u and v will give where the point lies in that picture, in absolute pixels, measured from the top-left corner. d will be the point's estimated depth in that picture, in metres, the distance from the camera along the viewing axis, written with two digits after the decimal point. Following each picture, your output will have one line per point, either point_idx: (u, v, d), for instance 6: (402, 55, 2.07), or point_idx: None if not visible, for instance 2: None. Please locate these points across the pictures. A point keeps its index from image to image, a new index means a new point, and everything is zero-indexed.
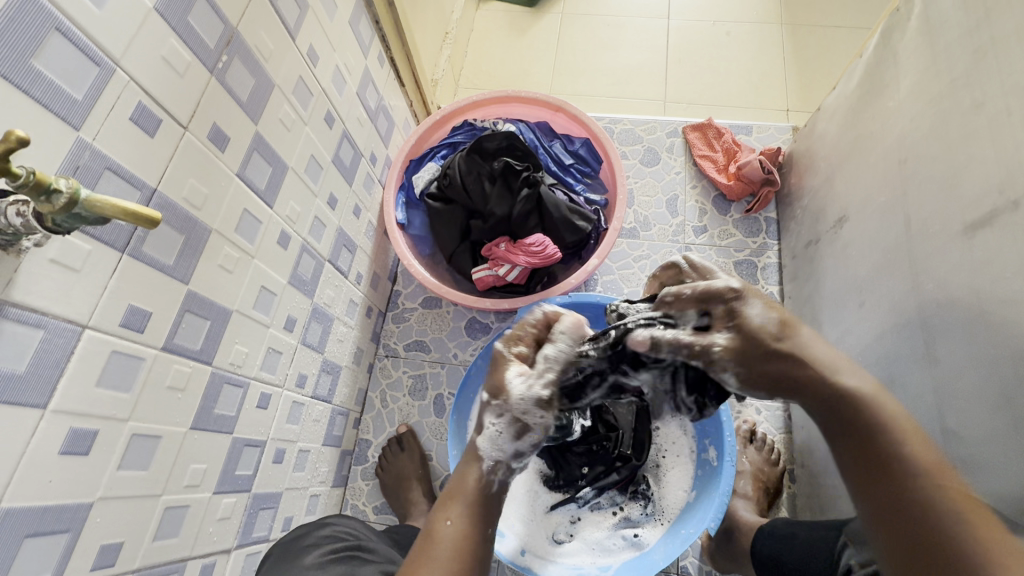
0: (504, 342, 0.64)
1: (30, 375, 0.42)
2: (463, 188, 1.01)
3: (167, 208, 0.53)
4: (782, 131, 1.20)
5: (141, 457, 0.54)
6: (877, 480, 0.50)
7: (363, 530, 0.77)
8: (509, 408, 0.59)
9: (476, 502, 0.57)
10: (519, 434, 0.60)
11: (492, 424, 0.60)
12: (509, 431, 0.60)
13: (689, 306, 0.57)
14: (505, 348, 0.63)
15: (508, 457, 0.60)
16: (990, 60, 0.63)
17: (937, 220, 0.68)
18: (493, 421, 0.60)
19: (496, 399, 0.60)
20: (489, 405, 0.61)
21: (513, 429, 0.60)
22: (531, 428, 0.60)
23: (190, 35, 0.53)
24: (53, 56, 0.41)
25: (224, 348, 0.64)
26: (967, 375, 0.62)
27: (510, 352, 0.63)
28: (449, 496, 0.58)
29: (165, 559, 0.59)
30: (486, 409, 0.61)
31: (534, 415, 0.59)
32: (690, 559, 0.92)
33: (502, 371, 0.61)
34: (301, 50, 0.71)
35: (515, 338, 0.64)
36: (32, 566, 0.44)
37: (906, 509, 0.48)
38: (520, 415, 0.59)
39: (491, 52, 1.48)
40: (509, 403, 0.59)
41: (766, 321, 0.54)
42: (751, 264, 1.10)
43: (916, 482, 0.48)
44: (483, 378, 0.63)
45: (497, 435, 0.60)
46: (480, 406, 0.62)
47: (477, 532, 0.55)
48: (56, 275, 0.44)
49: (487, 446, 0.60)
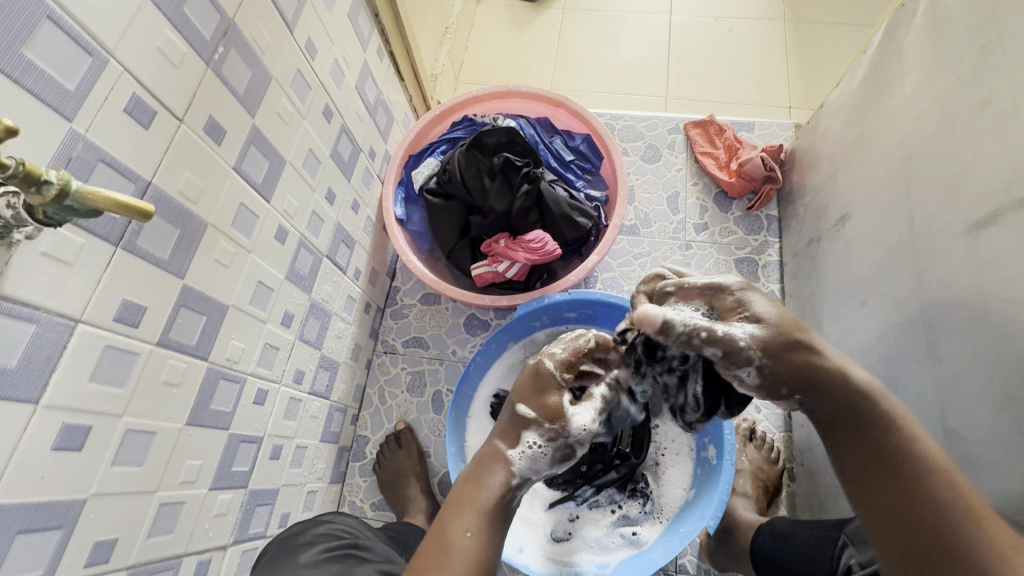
0: (555, 363, 0.61)
1: (22, 370, 0.42)
2: (462, 183, 1.00)
3: (161, 202, 0.52)
4: (784, 128, 1.20)
5: (136, 453, 0.53)
6: (891, 479, 0.50)
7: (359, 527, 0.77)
8: (564, 434, 0.60)
9: (494, 510, 0.56)
10: (561, 458, 0.61)
11: (541, 447, 0.59)
12: (553, 454, 0.60)
13: (694, 296, 0.60)
14: (558, 373, 0.61)
15: (536, 473, 0.61)
16: (997, 57, 0.62)
17: (941, 218, 0.67)
18: (536, 441, 0.59)
19: (553, 424, 0.59)
20: (538, 426, 0.59)
21: (558, 454, 0.61)
22: (571, 453, 0.62)
23: (185, 26, 0.52)
24: (45, 45, 0.41)
25: (220, 343, 0.64)
26: (970, 374, 0.62)
27: (562, 378, 0.61)
28: (471, 501, 0.56)
29: (160, 556, 0.58)
30: (530, 427, 0.59)
31: (579, 442, 0.61)
32: (688, 557, 0.92)
33: (558, 400, 0.60)
34: (299, 43, 0.70)
35: (567, 363, 0.62)
36: (25, 562, 0.44)
37: (918, 511, 0.47)
38: (568, 441, 0.60)
39: (492, 46, 1.46)
40: (565, 430, 0.60)
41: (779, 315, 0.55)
42: (752, 262, 1.10)
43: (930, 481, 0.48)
44: (528, 395, 0.61)
45: (536, 456, 0.59)
46: (521, 421, 0.60)
47: (496, 544, 0.54)
48: (49, 269, 0.43)
49: (526, 465, 0.59)
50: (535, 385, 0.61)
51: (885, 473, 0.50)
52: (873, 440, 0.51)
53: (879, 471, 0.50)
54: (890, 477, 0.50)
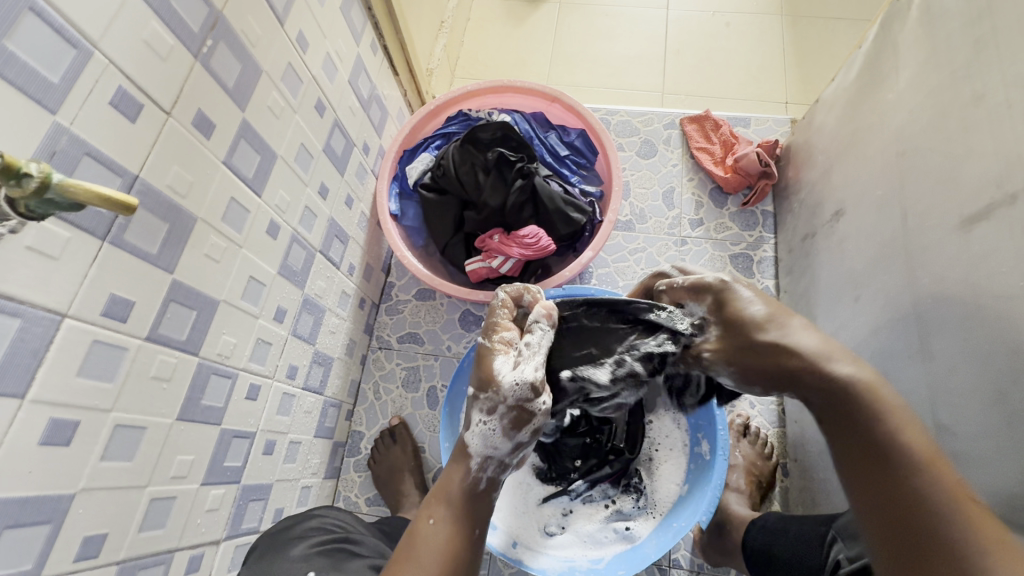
0: (485, 336, 0.61)
1: (7, 365, 0.42)
2: (457, 179, 0.99)
3: (150, 196, 0.52)
4: (780, 124, 1.19)
5: (125, 448, 0.53)
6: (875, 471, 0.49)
7: (351, 522, 0.77)
8: (500, 395, 0.57)
9: (457, 497, 0.57)
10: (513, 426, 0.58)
11: (486, 419, 0.58)
12: (501, 424, 0.58)
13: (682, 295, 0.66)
14: (487, 340, 0.61)
15: (499, 455, 0.59)
16: (991, 51, 0.61)
17: (934, 213, 0.67)
18: (481, 418, 0.59)
19: (489, 391, 0.58)
20: (479, 400, 0.59)
21: (507, 421, 0.58)
22: (528, 417, 0.58)
23: (172, 18, 0.51)
24: (27, 37, 0.40)
25: (211, 339, 0.64)
26: (962, 370, 0.62)
27: (495, 344, 0.60)
28: (440, 492, 0.57)
29: (150, 551, 0.58)
30: (474, 404, 0.59)
31: (525, 401, 0.57)
32: (681, 552, 0.92)
33: (489, 363, 0.59)
34: (290, 37, 0.69)
35: (494, 328, 0.62)
36: (12, 557, 0.44)
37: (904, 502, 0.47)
38: (510, 405, 0.57)
39: (488, 41, 1.46)
40: (498, 392, 0.57)
41: (755, 311, 0.58)
42: (747, 258, 1.10)
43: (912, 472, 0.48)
44: (469, 374, 0.61)
45: (487, 432, 0.58)
46: (467, 401, 0.60)
47: (460, 530, 0.55)
48: (33, 263, 0.43)
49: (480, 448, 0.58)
50: (475, 363, 0.61)
51: (868, 472, 0.50)
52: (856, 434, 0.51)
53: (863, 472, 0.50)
54: (873, 470, 0.49)
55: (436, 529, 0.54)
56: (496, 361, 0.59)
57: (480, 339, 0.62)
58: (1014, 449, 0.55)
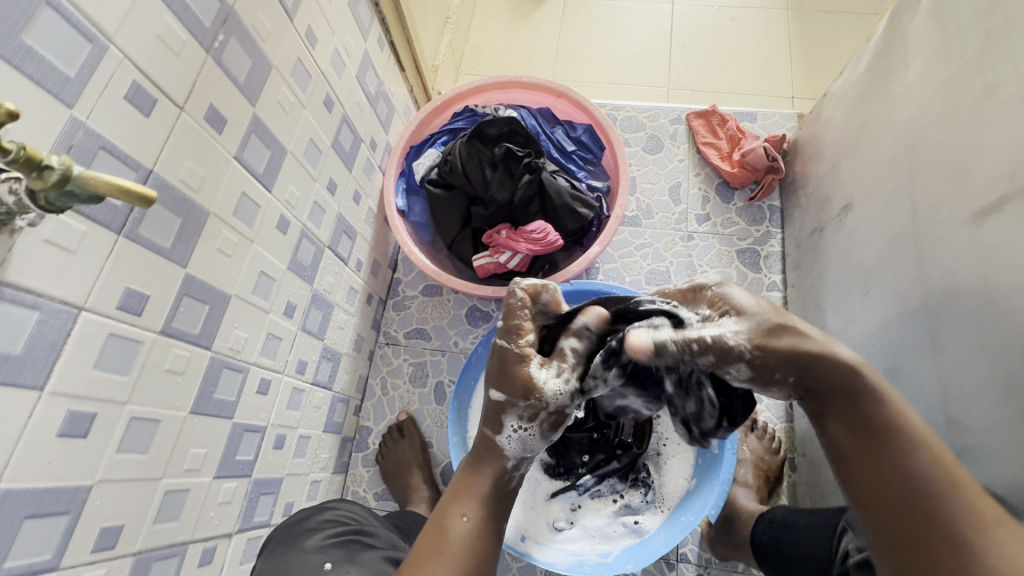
0: (511, 341, 0.59)
1: (26, 356, 0.42)
2: (464, 174, 1.00)
3: (163, 190, 0.52)
4: (787, 118, 1.19)
5: (140, 441, 0.54)
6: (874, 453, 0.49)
7: (361, 515, 0.77)
8: (543, 404, 0.57)
9: (488, 497, 0.57)
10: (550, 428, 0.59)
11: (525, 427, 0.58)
12: (540, 429, 0.59)
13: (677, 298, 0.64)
14: (515, 346, 0.59)
15: (532, 454, 0.60)
16: (1003, 43, 0.61)
17: (945, 206, 0.67)
18: (517, 423, 0.58)
19: (530, 400, 0.57)
20: (514, 408, 0.58)
21: (546, 426, 0.59)
22: (562, 419, 0.60)
23: (184, 13, 0.51)
24: (44, 31, 0.40)
25: (223, 333, 0.64)
26: (973, 362, 0.62)
27: (523, 349, 0.59)
28: (469, 489, 0.57)
29: (165, 543, 0.59)
30: (507, 410, 0.58)
31: (563, 406, 0.59)
32: (689, 546, 0.92)
33: (523, 372, 0.58)
34: (299, 32, 0.70)
35: (518, 331, 0.59)
36: (32, 547, 0.44)
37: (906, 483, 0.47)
38: (551, 411, 0.58)
39: (493, 37, 1.45)
40: (541, 402, 0.57)
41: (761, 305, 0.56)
42: (754, 253, 1.10)
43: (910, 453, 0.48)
44: (497, 380, 0.59)
45: (524, 437, 0.59)
46: (498, 407, 0.59)
47: (489, 529, 0.55)
48: (51, 256, 0.43)
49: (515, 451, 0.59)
50: (502, 369, 0.59)
51: (877, 470, 0.49)
52: (862, 433, 0.51)
53: (867, 471, 0.49)
54: (873, 451, 0.49)
55: (468, 525, 0.54)
56: (533, 370, 0.58)
57: (504, 343, 0.59)
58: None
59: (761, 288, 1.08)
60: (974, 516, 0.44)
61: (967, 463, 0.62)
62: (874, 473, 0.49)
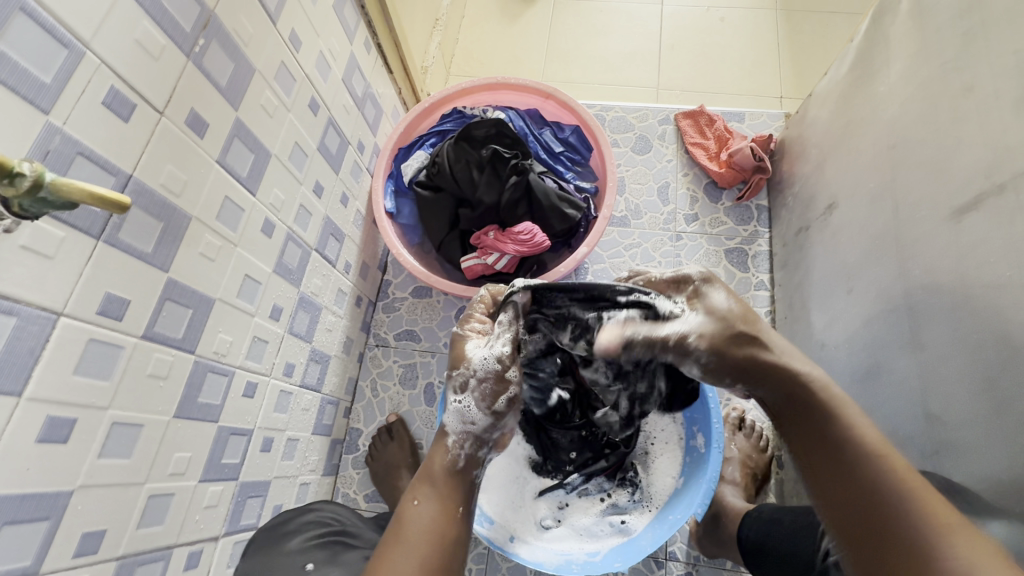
0: (457, 326, 0.68)
1: (4, 362, 0.42)
2: (451, 176, 1.00)
3: (144, 194, 0.52)
4: (775, 118, 1.19)
5: (123, 445, 0.54)
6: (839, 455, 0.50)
7: (348, 517, 0.78)
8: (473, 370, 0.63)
9: (443, 482, 0.57)
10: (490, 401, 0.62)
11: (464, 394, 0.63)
12: (479, 398, 0.62)
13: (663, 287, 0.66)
14: (460, 330, 0.67)
15: (476, 428, 0.62)
16: (981, 43, 0.62)
17: (924, 205, 0.68)
18: (456, 397, 0.63)
19: (458, 370, 0.63)
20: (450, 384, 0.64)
21: (482, 394, 0.62)
22: (501, 387, 0.62)
23: (164, 18, 0.52)
24: (18, 37, 0.41)
25: (207, 337, 0.64)
26: (951, 360, 0.62)
27: (463, 331, 0.67)
28: (424, 478, 0.58)
29: (149, 547, 0.59)
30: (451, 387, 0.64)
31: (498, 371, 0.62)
32: (678, 545, 0.93)
33: (458, 349, 0.66)
34: (283, 35, 0.70)
35: (467, 318, 0.69)
36: (11, 553, 0.44)
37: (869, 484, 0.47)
38: (480, 378, 0.62)
39: (483, 38, 1.46)
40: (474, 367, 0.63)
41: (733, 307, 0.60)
42: (742, 252, 1.10)
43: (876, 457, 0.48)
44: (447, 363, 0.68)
45: (462, 407, 0.62)
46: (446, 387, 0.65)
47: (447, 512, 0.55)
48: (29, 262, 0.43)
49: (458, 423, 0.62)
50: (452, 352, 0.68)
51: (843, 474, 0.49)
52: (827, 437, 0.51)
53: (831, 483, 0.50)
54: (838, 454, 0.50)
55: (427, 512, 0.54)
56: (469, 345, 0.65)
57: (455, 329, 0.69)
58: (1003, 436, 0.55)
59: (748, 288, 1.08)
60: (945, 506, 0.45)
61: (947, 459, 0.63)
62: (841, 492, 0.48)
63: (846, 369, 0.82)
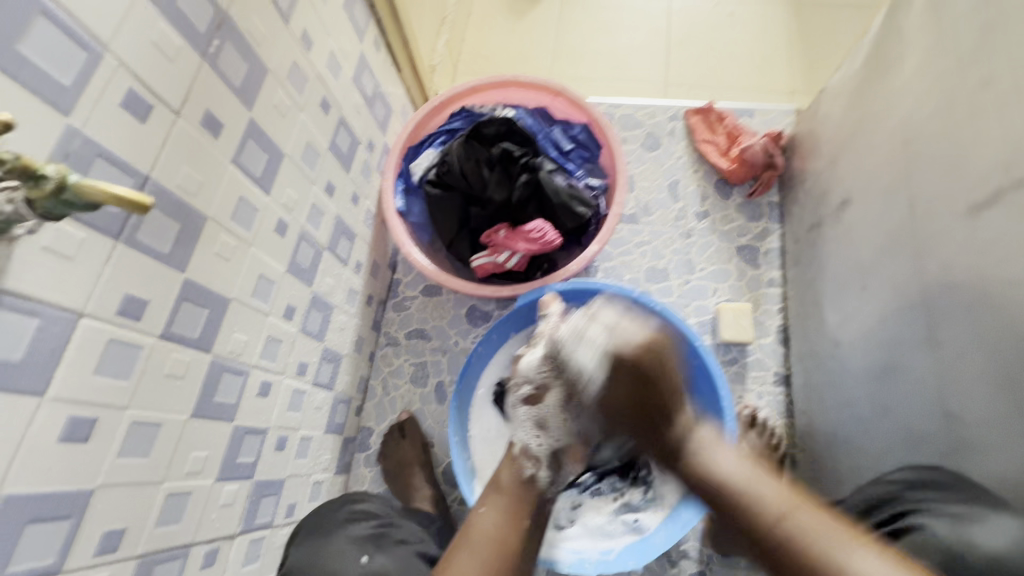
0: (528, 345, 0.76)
1: (26, 363, 0.42)
2: (461, 175, 0.99)
3: (160, 195, 0.53)
4: (786, 113, 1.18)
5: (142, 445, 0.54)
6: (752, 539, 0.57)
7: (389, 508, 0.81)
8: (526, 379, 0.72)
9: (509, 500, 0.72)
10: (540, 423, 0.72)
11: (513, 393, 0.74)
12: (531, 413, 0.72)
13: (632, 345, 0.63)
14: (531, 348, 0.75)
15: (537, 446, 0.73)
16: (1000, 35, 0.61)
17: (940, 201, 0.68)
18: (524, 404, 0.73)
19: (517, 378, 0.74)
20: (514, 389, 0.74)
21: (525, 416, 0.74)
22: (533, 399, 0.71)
23: (179, 19, 0.52)
24: (38, 40, 0.41)
25: (223, 336, 0.65)
26: (971, 358, 0.62)
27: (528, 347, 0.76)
28: (498, 490, 0.73)
29: (168, 545, 0.59)
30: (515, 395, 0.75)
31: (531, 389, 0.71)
32: (691, 543, 0.92)
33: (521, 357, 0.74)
34: (294, 35, 0.70)
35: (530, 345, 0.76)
36: (35, 551, 0.45)
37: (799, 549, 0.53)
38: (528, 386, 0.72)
39: (490, 36, 1.45)
40: (542, 377, 0.70)
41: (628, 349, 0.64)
42: (753, 249, 1.09)
43: (778, 518, 0.56)
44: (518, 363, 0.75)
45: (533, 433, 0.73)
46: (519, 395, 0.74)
47: (508, 528, 0.69)
48: (49, 263, 0.43)
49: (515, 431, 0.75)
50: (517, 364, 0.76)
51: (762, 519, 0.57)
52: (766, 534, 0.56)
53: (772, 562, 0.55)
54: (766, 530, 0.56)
55: (488, 520, 0.69)
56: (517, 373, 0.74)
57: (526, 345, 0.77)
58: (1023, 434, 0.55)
59: (760, 285, 1.07)
60: (842, 529, 0.53)
61: (965, 457, 0.62)
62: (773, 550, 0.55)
63: (862, 367, 0.82)
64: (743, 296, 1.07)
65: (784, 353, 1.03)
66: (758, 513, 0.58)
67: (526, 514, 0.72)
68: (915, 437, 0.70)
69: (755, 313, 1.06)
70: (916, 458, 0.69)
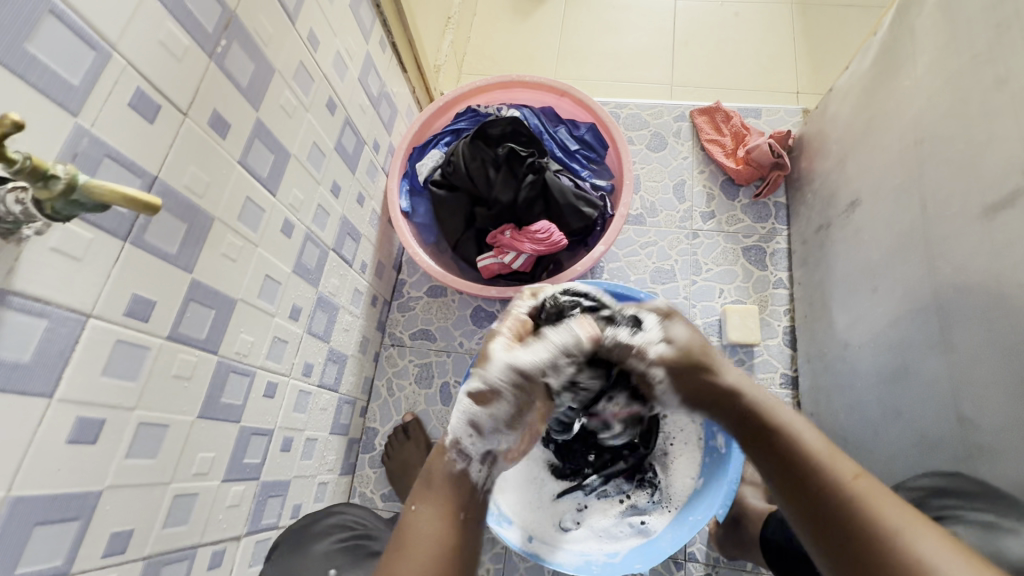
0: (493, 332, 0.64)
1: (35, 364, 0.42)
2: (467, 175, 0.99)
3: (168, 196, 0.52)
4: (792, 114, 1.18)
5: (149, 446, 0.54)
6: (813, 521, 0.47)
7: (369, 519, 0.80)
8: (484, 375, 0.59)
9: (447, 492, 0.54)
10: (475, 424, 0.59)
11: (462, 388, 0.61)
12: (468, 407, 0.60)
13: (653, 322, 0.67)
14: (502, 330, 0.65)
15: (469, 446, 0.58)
16: (1014, 35, 0.60)
17: (954, 202, 0.67)
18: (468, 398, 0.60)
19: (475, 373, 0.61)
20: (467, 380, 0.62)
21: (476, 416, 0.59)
22: (490, 397, 0.59)
23: (187, 19, 0.52)
24: (47, 39, 0.41)
25: (230, 337, 0.64)
26: (985, 361, 0.61)
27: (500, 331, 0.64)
28: (431, 484, 0.55)
29: (174, 547, 0.59)
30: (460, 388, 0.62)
31: (495, 385, 0.59)
32: (697, 546, 0.92)
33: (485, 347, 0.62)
34: (301, 35, 0.70)
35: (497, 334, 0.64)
36: (42, 553, 0.45)
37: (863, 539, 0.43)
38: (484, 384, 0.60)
39: (494, 37, 1.45)
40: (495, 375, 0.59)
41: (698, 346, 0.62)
42: (760, 250, 1.09)
43: (844, 489, 0.46)
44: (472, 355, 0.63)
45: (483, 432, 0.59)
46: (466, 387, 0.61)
47: (450, 527, 0.51)
48: (58, 264, 0.43)
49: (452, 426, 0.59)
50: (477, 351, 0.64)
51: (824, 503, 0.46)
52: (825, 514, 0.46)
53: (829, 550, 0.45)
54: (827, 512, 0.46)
55: (427, 522, 0.51)
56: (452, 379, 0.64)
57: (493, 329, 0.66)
58: None
59: (767, 286, 1.07)
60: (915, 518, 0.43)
61: (979, 461, 0.61)
62: (830, 537, 0.45)
63: (871, 369, 0.81)
64: (749, 297, 1.06)
65: (791, 355, 1.03)
66: (822, 485, 0.47)
67: (468, 511, 0.53)
68: (928, 441, 0.69)
69: (762, 314, 1.05)
70: (928, 461, 0.69)
